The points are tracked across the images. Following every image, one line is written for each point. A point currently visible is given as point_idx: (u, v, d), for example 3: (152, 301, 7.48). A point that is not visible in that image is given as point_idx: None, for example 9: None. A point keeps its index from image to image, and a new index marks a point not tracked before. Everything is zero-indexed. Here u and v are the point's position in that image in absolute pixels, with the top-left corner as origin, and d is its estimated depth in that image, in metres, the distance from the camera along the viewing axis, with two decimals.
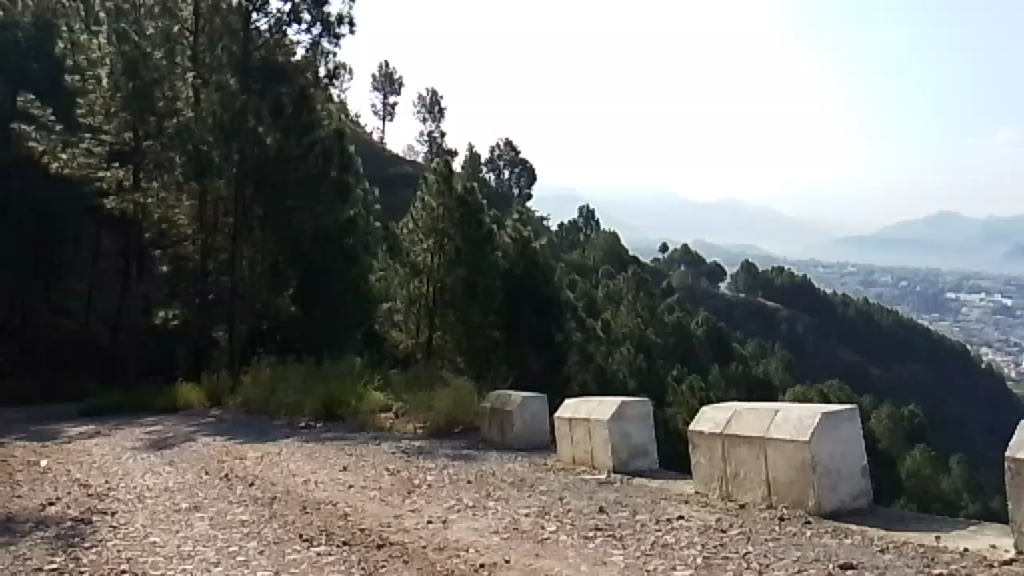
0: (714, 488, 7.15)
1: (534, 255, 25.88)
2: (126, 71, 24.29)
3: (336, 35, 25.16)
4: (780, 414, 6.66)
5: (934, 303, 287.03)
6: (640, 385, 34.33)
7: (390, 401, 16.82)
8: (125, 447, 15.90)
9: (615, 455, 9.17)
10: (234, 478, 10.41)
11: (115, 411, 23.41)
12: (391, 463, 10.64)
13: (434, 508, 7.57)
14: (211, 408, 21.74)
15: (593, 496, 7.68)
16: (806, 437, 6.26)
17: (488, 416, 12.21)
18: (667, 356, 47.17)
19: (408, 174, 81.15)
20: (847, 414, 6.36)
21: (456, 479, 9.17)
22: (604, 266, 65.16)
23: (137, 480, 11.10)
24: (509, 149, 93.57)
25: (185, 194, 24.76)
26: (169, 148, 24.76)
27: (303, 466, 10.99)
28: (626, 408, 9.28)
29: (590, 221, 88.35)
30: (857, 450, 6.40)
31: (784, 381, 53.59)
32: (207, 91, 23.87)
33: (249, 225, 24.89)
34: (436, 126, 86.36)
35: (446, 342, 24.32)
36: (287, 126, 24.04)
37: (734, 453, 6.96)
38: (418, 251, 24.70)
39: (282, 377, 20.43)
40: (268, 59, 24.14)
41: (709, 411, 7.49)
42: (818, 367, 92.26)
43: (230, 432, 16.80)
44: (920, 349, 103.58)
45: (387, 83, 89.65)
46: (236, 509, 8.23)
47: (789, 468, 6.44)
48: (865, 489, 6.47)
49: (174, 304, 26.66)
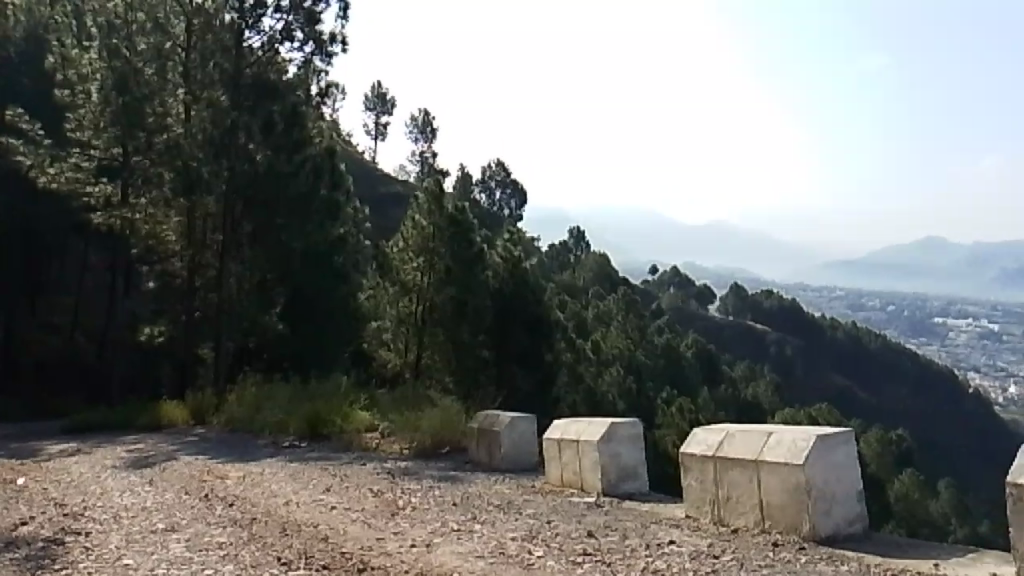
0: (705, 512, 6.98)
1: (525, 274, 25.68)
2: (117, 87, 23.69)
3: (328, 53, 25.15)
4: (773, 436, 6.52)
5: (921, 328, 288.48)
6: (629, 407, 34.18)
7: (375, 421, 16.61)
8: (105, 465, 15.58)
9: (604, 477, 8.99)
10: (214, 499, 10.16)
11: (97, 429, 23.03)
12: (375, 484, 10.42)
13: (418, 531, 7.37)
14: (195, 426, 21.44)
15: (581, 519, 7.50)
16: (801, 459, 6.11)
17: (475, 437, 12.02)
18: (657, 378, 47.10)
19: (400, 194, 81.15)
20: (842, 437, 6.22)
21: (441, 501, 8.96)
22: (594, 287, 65.21)
23: (115, 499, 10.81)
24: (501, 170, 93.86)
25: (174, 210, 24.64)
26: (157, 164, 24.47)
27: (286, 486, 10.76)
28: (616, 429, 9.11)
29: (581, 243, 88.42)
30: (852, 473, 6.26)
31: (773, 404, 53.58)
32: (198, 108, 23.90)
33: (238, 242, 24.72)
34: (428, 147, 86.58)
35: (435, 360, 24.11)
36: (277, 143, 24.10)
37: (726, 476, 6.80)
38: (407, 270, 24.37)
39: (268, 396, 20.18)
40: (259, 76, 24.11)
41: (700, 433, 7.33)
42: (807, 391, 92.26)
43: (213, 451, 16.52)
44: (908, 373, 103.90)
45: (380, 103, 89.87)
46: (214, 531, 8.00)
47: (783, 493, 6.27)
48: (860, 514, 6.32)
49: (161, 320, 26.41)
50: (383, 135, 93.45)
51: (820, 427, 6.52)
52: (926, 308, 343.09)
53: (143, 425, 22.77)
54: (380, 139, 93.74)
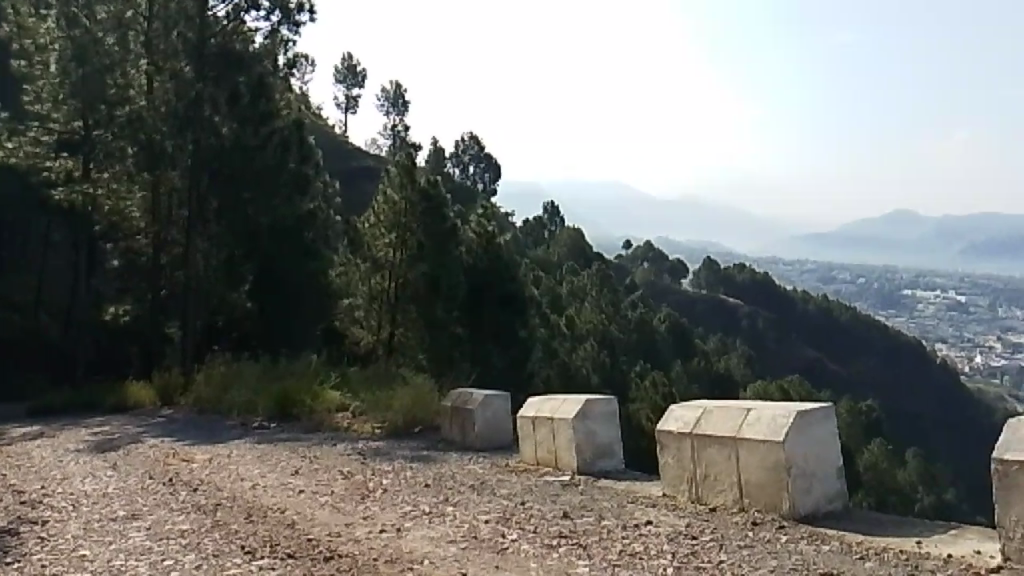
0: (683, 491, 6.84)
1: (499, 250, 25.49)
2: (76, 58, 23.51)
3: (296, 23, 24.48)
4: (752, 413, 6.37)
5: (889, 300, 292.85)
6: (604, 380, 34.18)
7: (346, 400, 16.31)
8: (68, 449, 15.16)
9: (580, 455, 8.82)
10: (178, 483, 9.86)
11: (61, 411, 22.49)
12: (346, 466, 10.18)
13: (388, 515, 7.15)
14: (162, 407, 21.02)
15: (556, 499, 7.32)
16: (780, 437, 5.96)
17: (449, 416, 11.81)
18: (630, 351, 47.23)
19: (372, 168, 80.06)
20: (822, 413, 6.09)
21: (413, 482, 8.73)
22: (568, 262, 65.10)
23: (76, 485, 10.48)
24: (475, 143, 93.01)
25: (138, 185, 23.98)
26: (119, 138, 23.65)
27: (254, 469, 10.50)
28: (591, 406, 8.93)
29: (555, 217, 87.98)
30: (833, 450, 6.12)
31: (744, 376, 54.10)
32: (160, 79, 23.29)
33: (204, 217, 23.96)
34: (400, 120, 85.37)
35: (409, 338, 23.90)
36: (243, 115, 23.40)
37: (704, 453, 6.64)
38: (379, 246, 23.81)
39: (237, 375, 19.84)
40: (225, 46, 23.29)
41: (677, 409, 7.16)
42: (777, 363, 93.41)
43: (180, 433, 16.16)
44: (876, 343, 105.58)
45: (350, 75, 88.35)
46: (177, 518, 7.70)
47: (762, 470, 6.13)
48: (840, 492, 6.20)
49: (126, 299, 25.81)
50: (354, 108, 91.95)
51: (800, 402, 6.37)
52: (894, 281, 348.41)
53: (109, 406, 22.30)
54: (350, 113, 92.25)
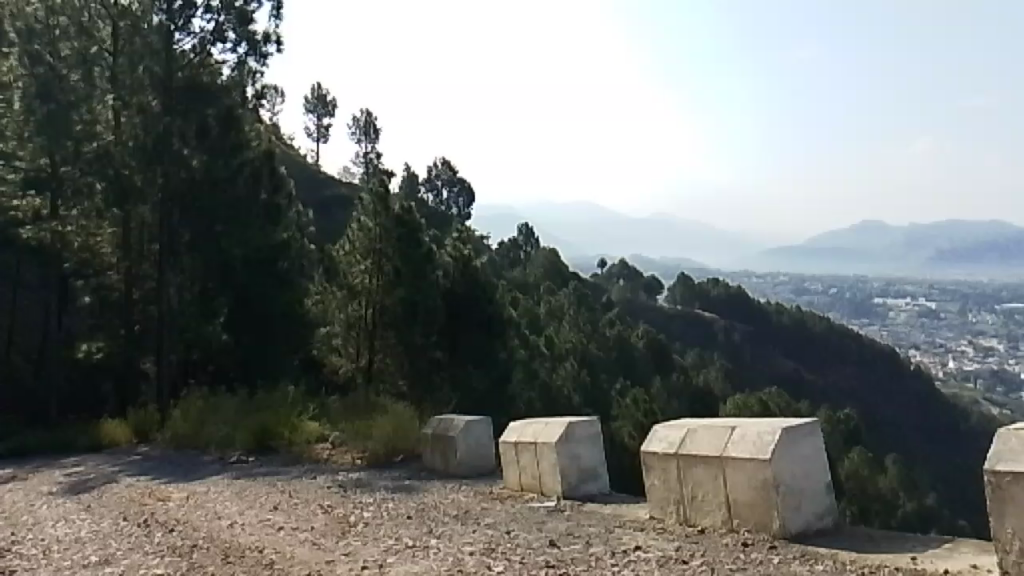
0: (671, 513, 6.72)
1: (476, 273, 25.17)
2: (40, 94, 23.31)
3: (263, 54, 24.39)
4: (737, 431, 6.29)
5: (863, 309, 296.17)
6: (585, 399, 34.07)
7: (326, 431, 16.07)
8: (40, 492, 14.75)
9: (564, 479, 8.68)
10: (153, 524, 9.56)
11: (33, 453, 21.89)
12: (326, 499, 9.95)
13: (370, 550, 6.95)
14: (139, 445, 20.56)
15: (543, 526, 7.16)
16: (767, 453, 5.87)
17: (430, 443, 11.62)
18: (610, 369, 47.21)
19: (346, 196, 79.84)
20: (807, 428, 6.01)
21: (395, 514, 8.52)
22: (545, 282, 65.13)
23: (48, 530, 10.13)
24: (447, 168, 93.09)
25: (107, 221, 24.09)
26: (87, 174, 23.65)
27: (232, 507, 10.24)
28: (574, 429, 8.80)
29: (529, 237, 86.40)
30: (821, 467, 6.04)
31: (724, 390, 54.22)
32: (128, 115, 22.81)
33: (176, 250, 23.72)
34: (371, 148, 85.32)
35: (388, 364, 23.80)
36: (213, 147, 23.31)
37: (691, 474, 6.53)
38: (355, 273, 23.76)
39: (214, 409, 19.48)
40: (193, 79, 23.02)
41: (661, 429, 7.06)
42: (755, 375, 93.88)
43: (156, 471, 15.81)
44: (851, 351, 106.58)
45: (320, 104, 88.34)
46: (151, 562, 7.41)
47: (749, 488, 6.04)
48: (830, 508, 6.12)
49: (99, 335, 25.40)
50: (325, 137, 91.82)
51: (784, 418, 6.31)
52: (866, 290, 352.72)
53: (84, 446, 21.76)
54: (322, 141, 92.06)
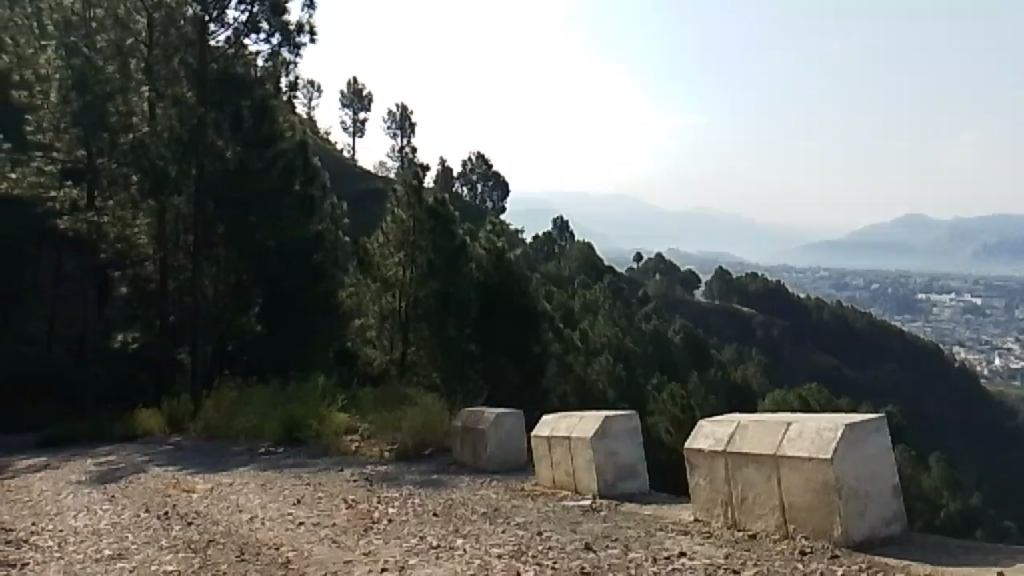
0: (717, 516, 6.17)
1: (510, 266, 24.54)
2: (76, 87, 22.83)
3: (297, 44, 24.14)
4: (793, 427, 5.72)
5: (906, 305, 289.64)
6: (621, 394, 33.40)
7: (355, 423, 15.70)
8: (69, 481, 14.63)
9: (601, 478, 8.13)
10: (174, 517, 9.25)
11: (68, 442, 21.92)
12: (350, 493, 9.56)
13: (392, 549, 6.50)
14: (172, 434, 20.47)
15: (577, 528, 6.65)
16: (828, 453, 5.29)
17: (460, 437, 11.16)
18: (647, 364, 46.37)
19: (381, 190, 79.95)
20: (873, 425, 5.42)
21: (420, 511, 8.08)
22: (580, 276, 64.43)
23: (70, 521, 9.88)
24: (482, 162, 92.64)
25: (142, 212, 23.69)
26: (123, 164, 23.40)
27: (255, 500, 9.89)
28: (612, 423, 8.26)
29: (565, 232, 85.07)
30: (888, 468, 5.44)
31: (763, 386, 52.97)
32: (163, 105, 22.92)
33: (210, 242, 23.82)
34: (407, 141, 85.10)
35: (421, 357, 23.33)
36: (247, 138, 23.06)
37: (740, 473, 5.97)
38: (389, 265, 23.54)
39: (245, 401, 19.27)
40: (226, 70, 22.94)
41: (707, 424, 6.51)
42: (795, 371, 91.90)
43: (185, 461, 15.63)
44: (895, 347, 104.01)
45: (356, 98, 88.47)
46: (164, 558, 7.04)
47: (808, 492, 5.46)
48: (898, 513, 5.52)
49: (134, 326, 25.48)
50: (360, 131, 92.06)
51: (848, 415, 5.73)
52: (909, 286, 344.91)
53: (119, 435, 21.74)
54: (357, 135, 92.22)
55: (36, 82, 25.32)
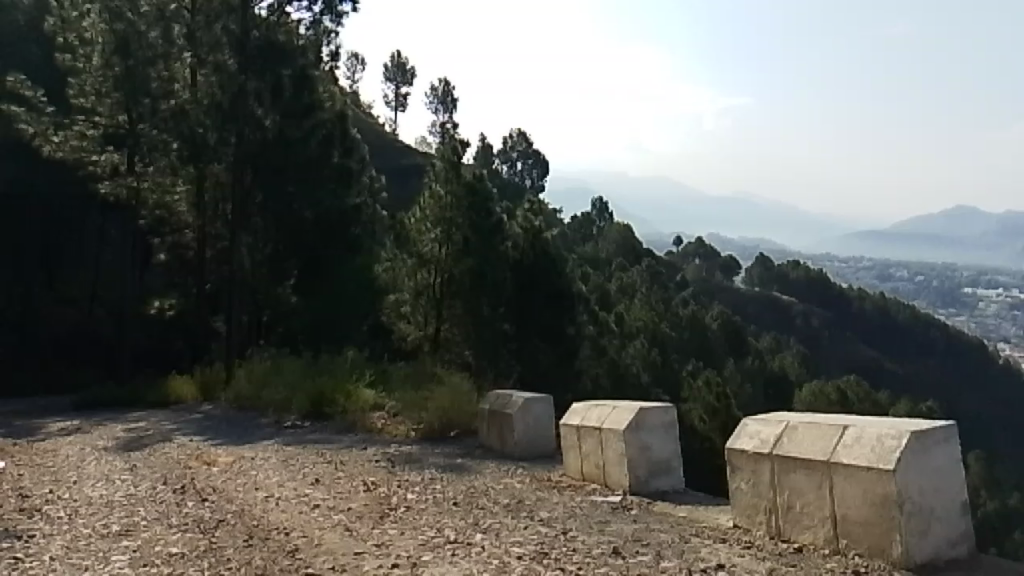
0: (759, 523, 5.67)
1: (547, 246, 24.14)
2: (118, 51, 23.16)
3: (339, 13, 23.67)
4: (850, 431, 5.17)
5: (951, 298, 282.53)
6: (654, 379, 32.79)
7: (381, 400, 15.34)
8: (96, 447, 14.55)
9: (632, 473, 7.64)
10: (189, 492, 8.98)
11: (101, 406, 22.04)
12: (371, 475, 9.21)
13: (406, 542, 6.09)
14: (203, 402, 20.42)
15: (606, 529, 6.17)
16: (891, 464, 4.74)
17: (487, 421, 10.73)
18: (683, 349, 45.53)
19: (420, 165, 79.79)
20: (941, 434, 4.85)
21: (441, 500, 7.65)
22: (618, 258, 63.56)
23: (87, 490, 9.67)
24: (523, 139, 91.74)
25: (181, 179, 23.32)
26: (164, 131, 22.82)
27: (273, 477, 9.60)
28: (646, 415, 7.73)
29: (604, 213, 83.66)
30: (954, 481, 4.88)
31: (800, 376, 51.82)
32: (204, 73, 22.37)
33: (249, 213, 23.35)
34: (448, 118, 84.52)
35: (454, 334, 22.90)
36: (287, 109, 22.46)
37: (787, 479, 5.43)
38: (425, 242, 22.84)
39: (277, 370, 19.03)
40: (268, 38, 22.07)
41: (751, 423, 5.97)
42: (833, 362, 89.93)
43: (210, 431, 15.42)
44: (937, 341, 101.49)
45: (399, 73, 88.06)
46: (170, 538, 6.71)
47: (865, 504, 4.91)
48: (967, 534, 4.94)
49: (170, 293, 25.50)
50: (402, 106, 91.71)
51: (915, 423, 5.14)
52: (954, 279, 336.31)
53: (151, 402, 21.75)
54: (400, 110, 92.01)
55: (80, 46, 25.14)
